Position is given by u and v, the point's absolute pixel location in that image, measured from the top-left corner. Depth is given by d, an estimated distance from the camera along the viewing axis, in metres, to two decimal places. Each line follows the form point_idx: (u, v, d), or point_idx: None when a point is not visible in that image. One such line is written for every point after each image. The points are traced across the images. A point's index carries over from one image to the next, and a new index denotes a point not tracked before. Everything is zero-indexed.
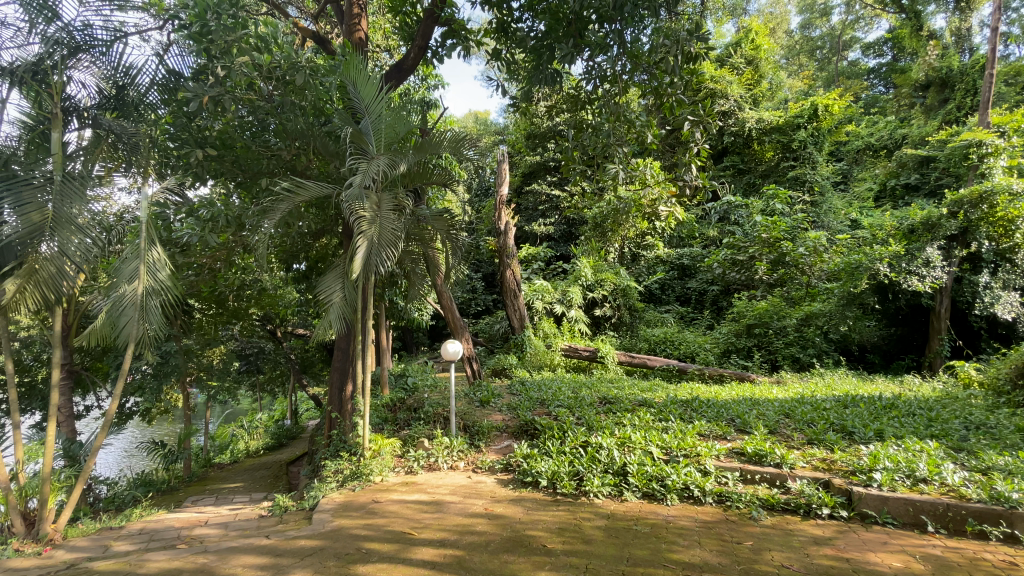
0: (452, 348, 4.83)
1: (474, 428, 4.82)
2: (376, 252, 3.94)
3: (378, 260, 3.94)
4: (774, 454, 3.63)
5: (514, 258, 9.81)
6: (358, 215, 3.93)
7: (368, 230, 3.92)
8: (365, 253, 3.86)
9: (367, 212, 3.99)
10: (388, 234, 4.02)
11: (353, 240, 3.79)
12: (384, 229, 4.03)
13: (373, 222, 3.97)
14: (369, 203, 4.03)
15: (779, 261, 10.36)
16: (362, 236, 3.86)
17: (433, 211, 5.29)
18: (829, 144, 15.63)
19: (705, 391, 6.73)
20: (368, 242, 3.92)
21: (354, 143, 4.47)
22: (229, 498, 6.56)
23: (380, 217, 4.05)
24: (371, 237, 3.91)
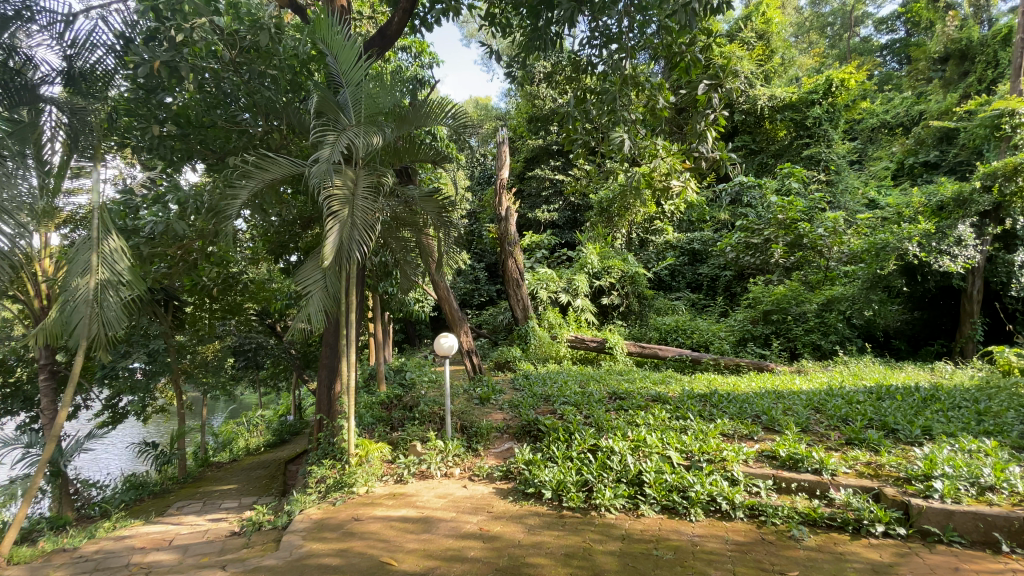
0: (444, 340, 4.38)
1: (472, 430, 4.39)
2: (350, 237, 3.50)
3: (353, 246, 3.51)
4: (812, 459, 3.18)
5: (516, 245, 9.34)
6: (328, 196, 3.50)
7: (340, 214, 3.49)
8: (338, 239, 3.43)
9: (340, 192, 3.55)
10: (362, 215, 3.58)
11: (323, 225, 3.37)
12: (359, 211, 3.58)
13: (345, 204, 3.53)
14: (340, 181, 3.58)
15: (796, 243, 9.82)
16: (332, 218, 3.44)
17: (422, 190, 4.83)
18: (844, 121, 14.94)
19: (723, 384, 6.26)
20: (341, 225, 3.49)
21: (330, 113, 4.00)
22: (216, 505, 6.18)
23: (354, 197, 3.60)
24: (344, 221, 3.49)
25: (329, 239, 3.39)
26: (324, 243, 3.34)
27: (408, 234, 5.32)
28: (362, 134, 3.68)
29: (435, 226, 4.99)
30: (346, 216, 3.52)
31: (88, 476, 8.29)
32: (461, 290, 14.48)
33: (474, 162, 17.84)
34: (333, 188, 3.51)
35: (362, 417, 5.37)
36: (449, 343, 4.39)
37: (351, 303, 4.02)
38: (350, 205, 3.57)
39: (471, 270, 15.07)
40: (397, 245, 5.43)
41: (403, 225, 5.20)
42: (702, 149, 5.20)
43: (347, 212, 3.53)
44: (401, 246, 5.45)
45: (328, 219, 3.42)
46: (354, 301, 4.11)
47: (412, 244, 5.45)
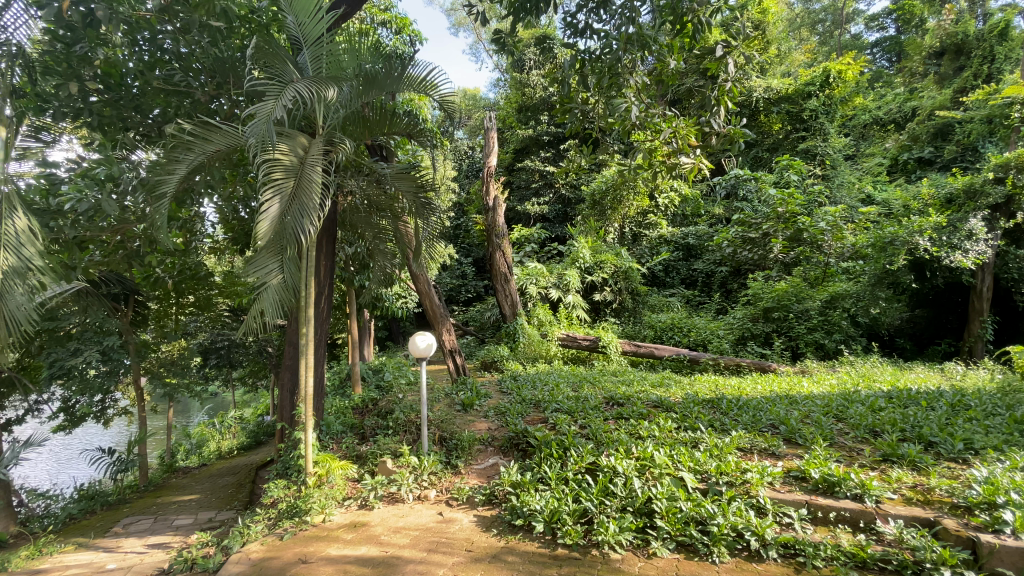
0: (418, 341, 3.83)
1: (452, 442, 3.87)
2: (295, 213, 2.98)
3: (296, 226, 2.98)
4: (851, 481, 2.72)
5: (505, 238, 8.79)
6: (269, 163, 2.98)
7: (282, 184, 2.98)
8: (276, 214, 2.92)
9: (285, 159, 3.04)
10: (310, 185, 3.05)
11: (258, 199, 2.86)
12: (307, 184, 3.06)
13: (290, 174, 3.02)
14: (285, 146, 3.06)
15: (797, 238, 9.41)
16: (272, 188, 2.92)
17: (397, 166, 4.23)
18: (841, 115, 14.56)
19: (729, 387, 5.77)
20: (283, 198, 2.98)
21: (275, 64, 3.34)
22: (168, 521, 5.56)
23: (302, 166, 3.08)
24: (286, 193, 2.97)
25: (265, 215, 2.88)
26: (258, 219, 2.83)
27: (384, 216, 4.76)
28: (315, 87, 3.12)
29: (412, 210, 4.42)
30: (290, 187, 3.01)
31: (39, 485, 7.55)
32: (446, 286, 13.88)
33: (461, 153, 17.20)
34: (276, 153, 2.99)
35: (330, 426, 4.84)
36: (427, 345, 3.84)
37: (312, 298, 3.44)
38: (297, 175, 3.05)
39: (457, 264, 14.47)
40: (371, 229, 4.88)
41: (377, 205, 4.63)
42: (713, 124, 4.72)
43: (293, 182, 3.02)
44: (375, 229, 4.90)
45: (266, 190, 2.91)
46: (310, 295, 3.55)
47: (388, 227, 4.87)
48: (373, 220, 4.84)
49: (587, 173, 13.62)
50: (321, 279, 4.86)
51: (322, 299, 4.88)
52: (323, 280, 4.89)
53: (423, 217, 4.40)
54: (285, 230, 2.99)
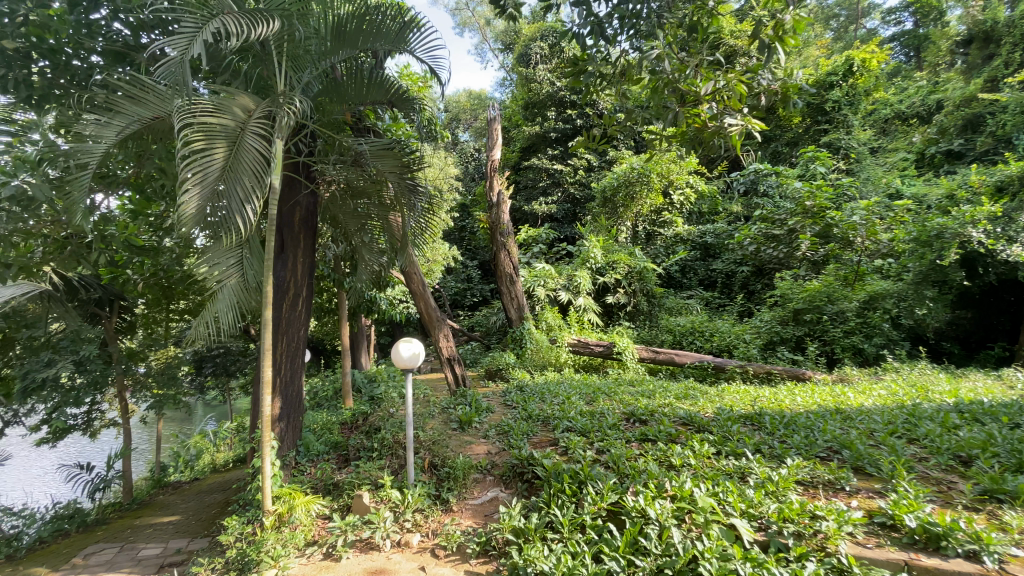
0: (402, 348, 3.21)
1: (445, 470, 3.26)
2: (228, 192, 2.50)
3: (230, 208, 2.52)
4: (962, 535, 2.09)
5: (510, 236, 8.17)
6: (193, 127, 2.44)
7: (211, 155, 2.48)
8: (202, 193, 2.45)
9: (216, 124, 2.50)
10: (248, 160, 2.55)
11: (177, 175, 2.37)
12: (244, 155, 2.55)
13: (221, 142, 2.50)
14: (216, 107, 2.52)
15: (828, 233, 8.67)
16: (197, 162, 2.42)
17: (374, 138, 3.59)
18: (865, 106, 13.77)
19: (765, 399, 5.06)
20: (210, 176, 2.47)
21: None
22: (132, 551, 4.95)
23: (238, 134, 2.55)
24: (215, 168, 2.48)
25: (187, 195, 2.40)
26: (178, 200, 2.37)
27: (367, 203, 4.15)
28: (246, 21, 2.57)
29: (398, 194, 3.84)
30: (221, 160, 2.51)
31: (12, 503, 7.00)
32: (451, 290, 13.26)
33: (467, 155, 16.73)
34: (202, 116, 2.46)
35: (309, 448, 4.29)
36: (414, 354, 3.21)
37: (269, 299, 2.89)
38: (231, 145, 2.53)
39: (462, 268, 13.88)
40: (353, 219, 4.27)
41: (356, 189, 4.02)
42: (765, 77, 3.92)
43: (225, 153, 2.51)
44: (358, 219, 4.28)
45: (190, 162, 2.41)
46: (267, 293, 2.97)
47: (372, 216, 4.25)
48: (355, 208, 4.23)
49: (597, 171, 12.97)
50: (298, 278, 4.31)
51: (299, 300, 4.32)
52: (301, 278, 4.34)
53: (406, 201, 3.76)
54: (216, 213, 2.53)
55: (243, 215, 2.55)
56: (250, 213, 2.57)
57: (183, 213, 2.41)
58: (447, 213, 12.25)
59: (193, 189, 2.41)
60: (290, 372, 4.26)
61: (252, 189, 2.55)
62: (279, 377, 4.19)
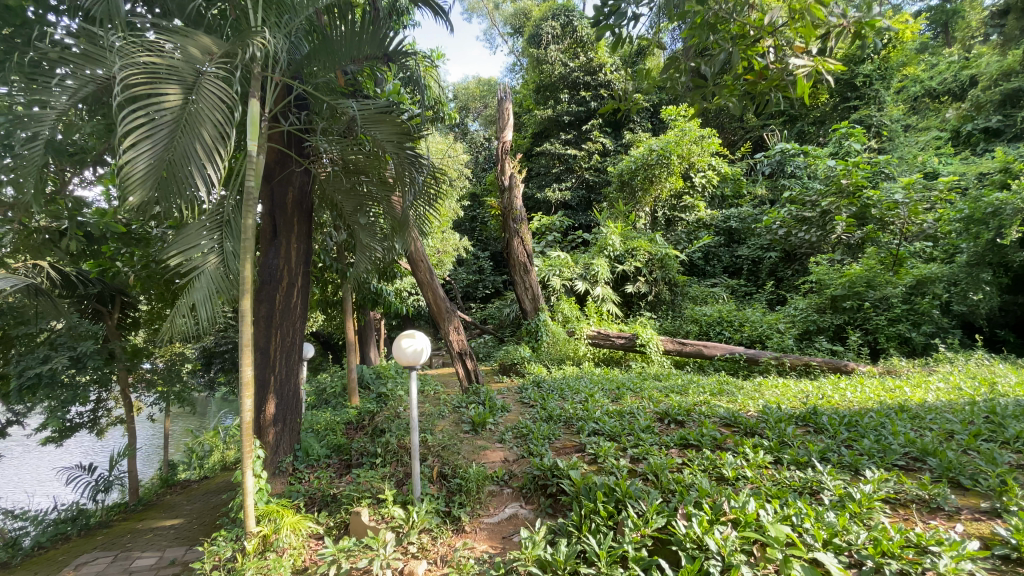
0: (403, 342, 2.79)
1: (456, 482, 2.85)
2: (184, 149, 2.19)
3: (188, 168, 2.21)
4: None
5: (524, 222, 7.71)
6: (141, 74, 2.14)
7: (161, 103, 2.16)
8: (155, 150, 2.16)
9: (168, 71, 2.19)
10: (205, 112, 2.22)
11: (118, 129, 2.07)
12: (200, 105, 2.22)
13: (172, 89, 2.18)
14: (169, 52, 2.20)
15: (867, 214, 8.07)
16: (145, 113, 2.11)
17: (370, 100, 3.10)
18: (896, 83, 13.00)
19: (811, 396, 4.55)
20: (162, 130, 2.17)
21: None
22: (127, 560, 4.61)
23: (195, 82, 2.24)
24: (168, 120, 2.17)
25: (135, 154, 2.11)
26: (124, 159, 2.09)
27: (366, 180, 3.68)
28: None
29: (398, 168, 3.33)
30: (175, 111, 2.20)
31: (11, 506, 6.76)
32: (462, 282, 12.84)
33: (478, 144, 16.34)
34: (144, 58, 2.14)
35: (309, 454, 3.90)
36: (420, 349, 2.80)
37: (246, 285, 2.41)
38: (186, 95, 2.21)
39: (474, 259, 13.45)
40: (351, 200, 3.80)
41: (353, 164, 3.54)
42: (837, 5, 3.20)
43: (180, 102, 2.20)
44: (357, 197, 3.81)
45: (136, 112, 2.10)
46: (243, 279, 2.45)
47: (372, 195, 3.78)
48: (353, 186, 3.75)
49: (613, 155, 12.41)
50: (292, 268, 3.90)
51: (294, 292, 3.90)
52: (296, 268, 3.93)
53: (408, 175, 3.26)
54: (174, 177, 2.23)
55: (204, 176, 2.22)
56: (212, 174, 2.25)
57: (132, 173, 2.12)
58: (457, 202, 11.80)
59: (141, 144, 2.12)
60: (284, 373, 3.84)
61: (213, 143, 2.23)
62: (272, 379, 3.77)
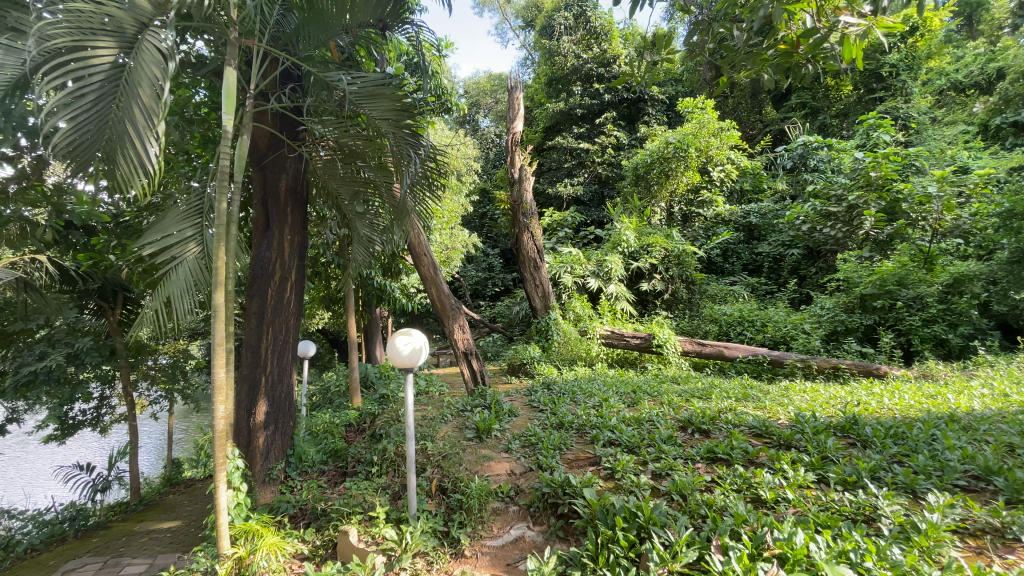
0: (396, 341, 2.50)
1: (456, 497, 2.57)
2: (121, 115, 1.99)
3: (127, 136, 2.00)
4: None
5: (535, 216, 7.41)
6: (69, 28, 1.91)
7: (91, 60, 1.92)
8: (86, 114, 1.95)
9: (98, 23, 1.95)
10: (142, 71, 1.99)
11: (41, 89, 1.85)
12: (138, 65, 1.99)
13: (104, 46, 1.94)
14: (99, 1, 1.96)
15: (897, 209, 7.64)
16: (72, 71, 1.89)
17: (365, 73, 2.80)
18: (924, 73, 12.46)
19: (846, 403, 4.18)
20: (94, 93, 1.95)
21: None
22: (116, 567, 4.41)
23: (131, 38, 2.00)
24: (101, 80, 1.96)
25: (63, 119, 1.91)
26: (50, 125, 1.88)
27: (362, 164, 3.39)
28: None
29: (395, 151, 2.99)
30: (108, 71, 1.97)
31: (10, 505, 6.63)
32: (471, 280, 12.56)
33: (488, 140, 16.10)
34: (70, 9, 1.89)
35: (303, 460, 3.63)
36: (418, 350, 2.52)
37: (218, 277, 2.18)
38: (121, 52, 1.98)
39: (484, 256, 13.17)
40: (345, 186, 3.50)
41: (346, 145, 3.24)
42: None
43: (115, 59, 1.97)
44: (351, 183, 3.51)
45: (61, 71, 1.88)
46: (216, 272, 2.18)
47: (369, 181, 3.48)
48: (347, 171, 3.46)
49: (627, 149, 12.04)
50: (285, 261, 3.63)
51: (288, 286, 3.64)
52: (290, 261, 3.66)
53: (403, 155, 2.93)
54: (111, 144, 2.03)
55: (147, 143, 2.02)
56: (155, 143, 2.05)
57: (62, 139, 1.95)
58: (466, 197, 11.51)
59: (70, 108, 1.92)
60: (277, 374, 3.58)
61: (152, 108, 2.01)
62: (264, 379, 3.52)
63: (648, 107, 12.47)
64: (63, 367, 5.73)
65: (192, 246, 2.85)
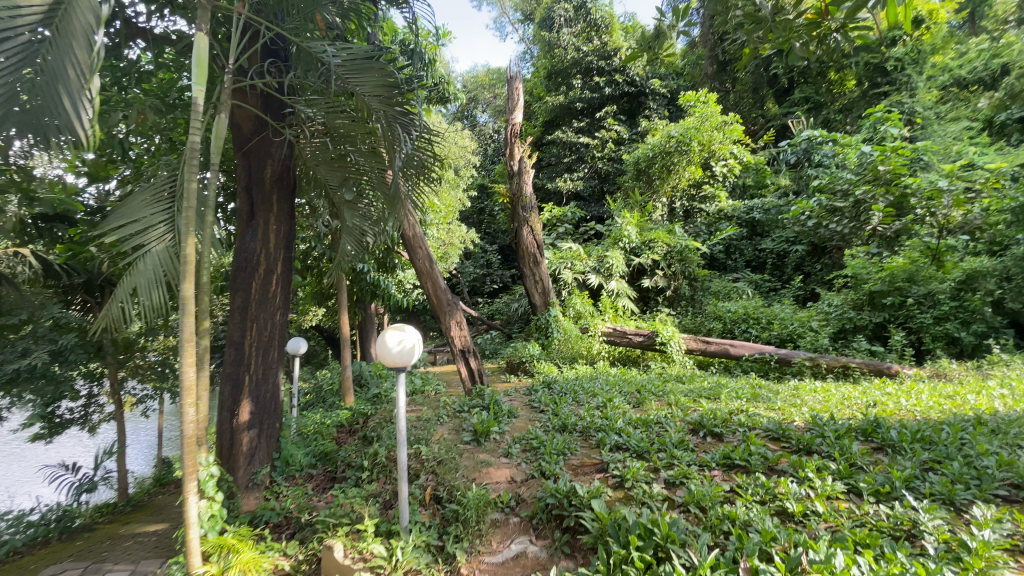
0: (386, 338, 2.29)
1: (450, 509, 2.36)
2: (48, 70, 1.77)
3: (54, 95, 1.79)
4: None
5: (534, 210, 7.19)
6: None
7: (15, 7, 1.71)
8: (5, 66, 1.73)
9: None
10: (74, 23, 1.79)
11: None
12: (71, 15, 1.79)
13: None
14: None
15: (905, 204, 7.45)
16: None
17: (351, 45, 2.59)
18: (928, 68, 12.29)
19: (862, 403, 3.99)
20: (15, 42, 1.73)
21: None
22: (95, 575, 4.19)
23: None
24: (30, 24, 1.75)
25: None
26: None
27: (351, 148, 3.18)
28: None
29: (384, 131, 2.78)
30: (35, 20, 1.75)
31: None
32: (469, 276, 12.34)
33: (486, 136, 15.89)
34: None
35: (290, 463, 3.42)
36: (412, 348, 2.32)
37: (188, 267, 1.98)
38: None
39: (482, 253, 12.94)
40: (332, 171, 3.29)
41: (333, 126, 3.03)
42: None
43: (45, 6, 1.76)
44: (339, 168, 3.29)
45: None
46: (185, 260, 1.98)
47: (358, 166, 3.27)
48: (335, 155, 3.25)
49: (628, 144, 11.82)
50: (270, 252, 3.41)
51: (273, 279, 3.42)
52: (275, 252, 3.44)
53: (393, 133, 2.71)
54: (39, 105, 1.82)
55: (79, 105, 1.82)
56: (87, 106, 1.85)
57: None
58: (464, 192, 11.27)
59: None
60: (262, 373, 3.36)
61: (87, 63, 1.81)
62: (247, 378, 3.30)
63: (649, 101, 12.27)
64: (43, 364, 5.38)
65: (161, 233, 2.67)
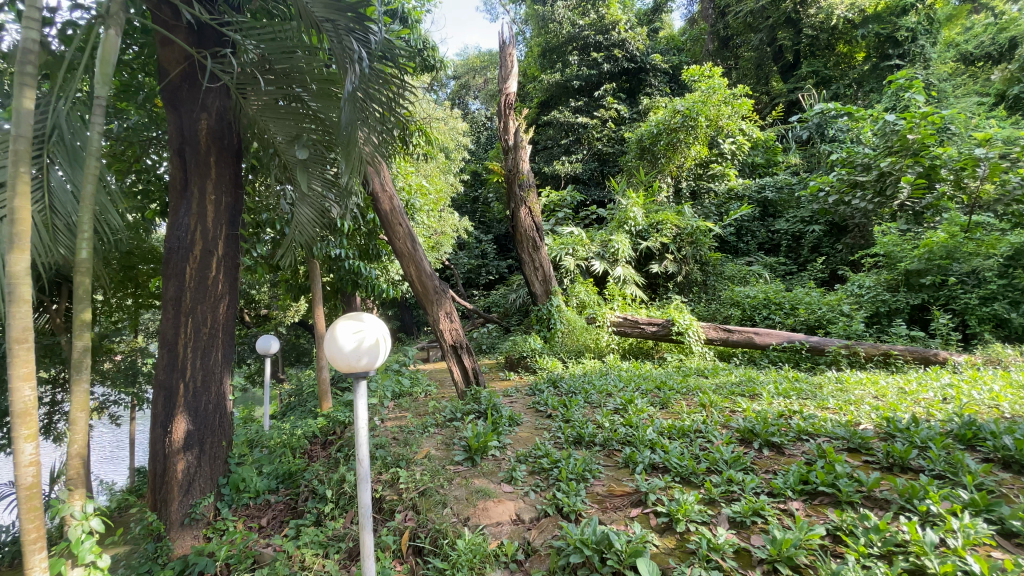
0: (334, 332, 1.64)
1: (435, 564, 1.75)
2: None
3: None
4: None
5: (533, 188, 6.52)
6: None
7: None
8: None
9: None
10: None
11: None
12: None
13: None
14: None
15: (935, 176, 6.80)
16: None
17: None
18: (943, 37, 11.60)
19: (928, 399, 3.36)
20: None
21: None
22: None
23: None
24: None
25: None
26: None
27: (299, 89, 2.54)
28: None
29: (334, 49, 2.13)
30: None
31: None
32: (463, 267, 11.63)
33: (479, 123, 15.18)
34: None
35: (242, 490, 2.77)
36: (376, 347, 1.68)
37: (18, 228, 1.40)
38: None
39: (476, 242, 12.27)
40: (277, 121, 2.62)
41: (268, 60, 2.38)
42: None
43: None
44: (285, 118, 2.63)
45: None
46: (12, 217, 1.40)
47: (312, 114, 2.63)
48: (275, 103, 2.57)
49: (629, 123, 11.14)
50: (208, 230, 2.72)
51: (212, 264, 2.73)
52: (215, 230, 2.74)
53: (342, 48, 2.13)
54: None
55: None
56: None
57: None
58: (455, 177, 10.56)
59: None
60: (202, 382, 2.67)
61: None
62: (182, 388, 2.62)
63: (650, 77, 11.57)
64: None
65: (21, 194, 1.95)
